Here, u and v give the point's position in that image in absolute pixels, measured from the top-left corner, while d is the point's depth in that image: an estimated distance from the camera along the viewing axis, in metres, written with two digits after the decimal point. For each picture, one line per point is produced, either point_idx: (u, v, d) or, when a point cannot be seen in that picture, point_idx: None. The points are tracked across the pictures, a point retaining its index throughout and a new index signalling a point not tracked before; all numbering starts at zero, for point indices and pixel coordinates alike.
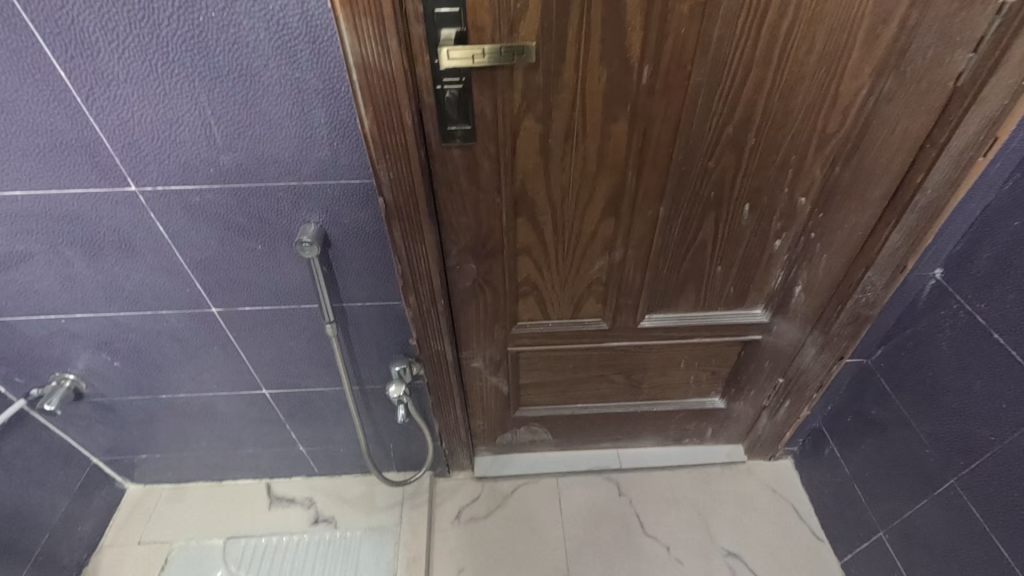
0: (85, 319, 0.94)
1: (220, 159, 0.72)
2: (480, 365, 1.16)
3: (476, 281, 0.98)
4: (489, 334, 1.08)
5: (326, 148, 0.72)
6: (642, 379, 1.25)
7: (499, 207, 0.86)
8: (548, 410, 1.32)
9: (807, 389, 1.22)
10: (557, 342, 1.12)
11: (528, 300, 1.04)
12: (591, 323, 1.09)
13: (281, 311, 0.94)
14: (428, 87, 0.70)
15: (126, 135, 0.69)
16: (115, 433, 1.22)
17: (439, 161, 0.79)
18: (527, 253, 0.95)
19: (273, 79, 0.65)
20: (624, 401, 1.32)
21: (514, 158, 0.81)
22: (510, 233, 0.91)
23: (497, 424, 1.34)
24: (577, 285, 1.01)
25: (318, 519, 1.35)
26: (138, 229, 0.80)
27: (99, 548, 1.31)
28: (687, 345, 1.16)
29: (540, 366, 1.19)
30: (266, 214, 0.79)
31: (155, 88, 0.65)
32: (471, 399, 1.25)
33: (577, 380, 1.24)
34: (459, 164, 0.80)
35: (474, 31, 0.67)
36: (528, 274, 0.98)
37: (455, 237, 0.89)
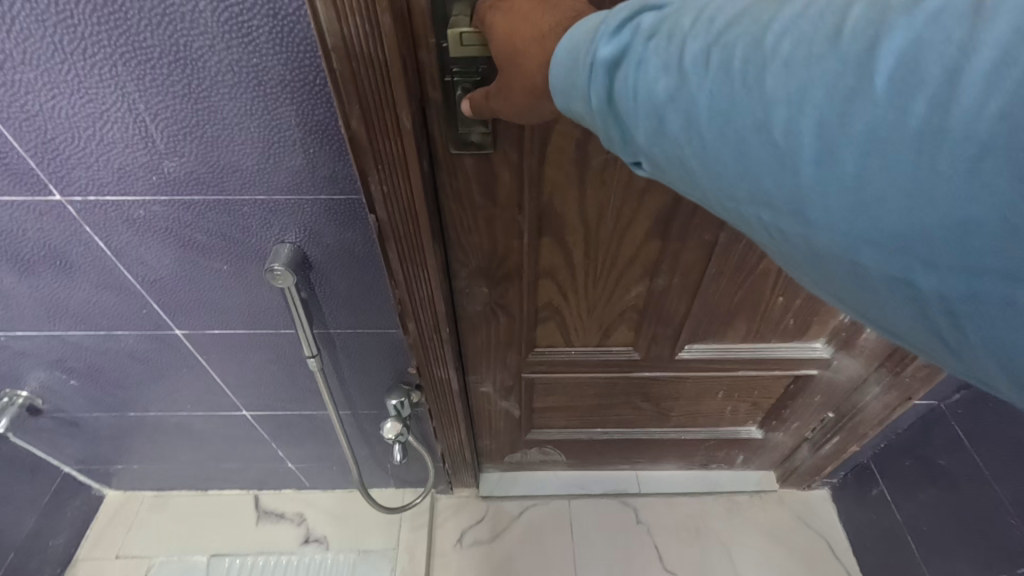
0: (29, 338, 0.80)
1: (164, 165, 0.56)
2: (489, 390, 1.02)
3: (488, 305, 0.83)
4: (501, 359, 0.94)
5: (300, 156, 0.55)
6: (672, 408, 1.11)
7: (520, 226, 0.70)
8: (562, 433, 1.19)
9: (861, 428, 1.07)
10: (578, 369, 0.97)
11: (548, 325, 0.89)
12: (620, 353, 0.94)
13: (257, 336, 0.80)
14: (434, 79, 0.54)
15: (38, 133, 0.53)
16: (84, 445, 1.10)
17: (447, 170, 0.63)
18: (550, 276, 0.79)
19: (222, 64, 0.48)
20: (649, 428, 1.18)
21: (541, 169, 0.64)
22: (532, 255, 0.75)
23: (507, 444, 1.22)
24: (607, 312, 0.86)
25: (309, 539, 1.25)
26: (73, 244, 0.65)
27: (75, 560, 1.23)
28: (727, 376, 1.01)
29: (558, 392, 1.06)
30: (229, 232, 0.63)
31: (64, 73, 0.48)
32: (478, 421, 1.12)
33: (598, 407, 1.10)
34: (472, 173, 0.64)
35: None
36: (550, 298, 0.83)
37: (464, 257, 0.74)
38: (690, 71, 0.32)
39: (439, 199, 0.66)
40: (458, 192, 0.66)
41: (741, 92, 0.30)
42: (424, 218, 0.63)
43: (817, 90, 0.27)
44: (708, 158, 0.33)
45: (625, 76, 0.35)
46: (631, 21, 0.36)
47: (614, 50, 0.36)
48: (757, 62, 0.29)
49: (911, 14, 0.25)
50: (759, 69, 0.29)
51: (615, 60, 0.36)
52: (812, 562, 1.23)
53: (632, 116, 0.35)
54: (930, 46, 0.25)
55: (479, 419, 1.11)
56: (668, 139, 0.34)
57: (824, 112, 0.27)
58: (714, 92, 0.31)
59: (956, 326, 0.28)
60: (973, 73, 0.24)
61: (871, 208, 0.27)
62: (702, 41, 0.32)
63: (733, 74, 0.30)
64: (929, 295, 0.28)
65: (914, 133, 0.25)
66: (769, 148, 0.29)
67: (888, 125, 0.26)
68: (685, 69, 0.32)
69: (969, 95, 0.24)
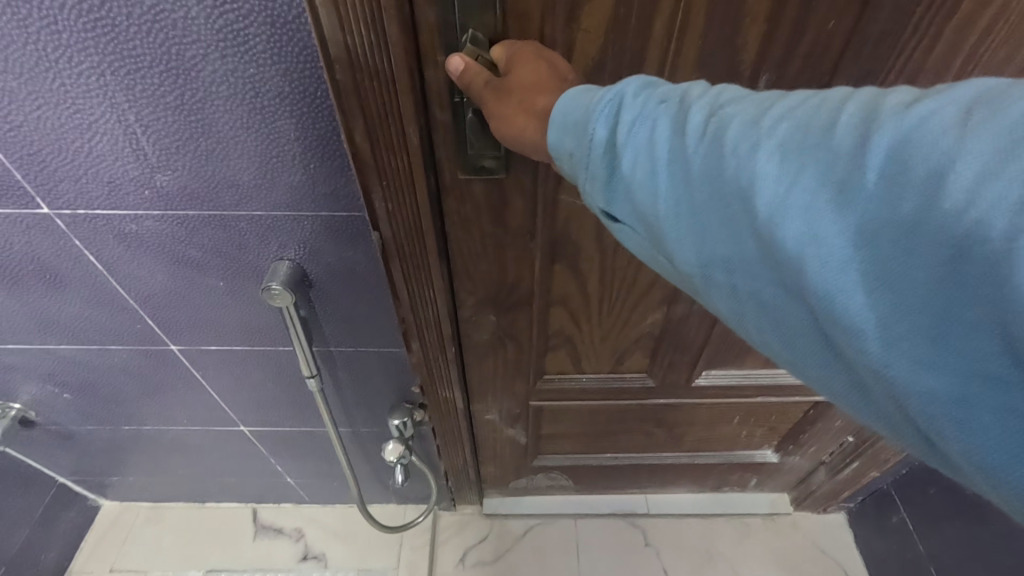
0: (20, 351, 0.77)
1: (156, 179, 0.53)
2: (494, 418, 0.99)
3: (496, 333, 0.80)
4: (509, 388, 0.91)
5: (299, 172, 0.52)
6: (685, 433, 1.08)
7: (532, 253, 0.68)
8: (570, 459, 1.15)
9: (881, 454, 1.04)
10: (589, 397, 0.96)
11: (558, 353, 0.86)
12: (633, 379, 0.92)
13: (256, 353, 0.77)
14: (443, 101, 0.51)
15: (22, 145, 0.50)
16: (78, 457, 1.07)
17: (455, 196, 0.60)
18: (563, 303, 0.77)
19: (217, 75, 0.45)
20: (660, 453, 1.15)
21: (556, 193, 0.62)
22: (544, 282, 0.72)
23: (512, 471, 1.18)
24: (620, 339, 0.84)
25: (307, 555, 1.21)
26: (63, 259, 0.62)
27: (67, 574, 1.19)
28: (745, 403, 0.99)
29: (568, 419, 1.02)
30: (226, 248, 0.60)
31: (49, 83, 0.45)
32: (482, 447, 1.09)
33: (609, 432, 1.07)
34: (481, 200, 0.61)
35: (514, 20, 0.48)
36: (561, 325, 0.81)
37: (471, 284, 0.71)
38: (684, 139, 0.33)
39: (446, 227, 0.63)
40: (467, 212, 0.62)
41: (729, 163, 0.31)
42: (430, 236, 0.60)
43: (806, 172, 0.28)
44: (692, 228, 0.33)
45: (616, 132, 0.36)
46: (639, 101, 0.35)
47: (610, 104, 0.36)
48: (751, 139, 0.30)
49: (904, 114, 0.27)
50: (749, 143, 0.30)
51: (613, 138, 0.36)
52: None
53: (625, 179, 0.35)
54: (921, 144, 0.26)
55: (484, 445, 1.08)
56: (652, 204, 0.34)
57: (810, 201, 0.28)
58: (711, 187, 0.31)
59: (937, 434, 0.27)
60: (960, 176, 0.25)
61: (857, 293, 0.27)
62: (705, 136, 0.32)
63: (724, 146, 0.31)
64: (911, 399, 0.27)
65: (907, 257, 0.26)
66: (755, 224, 0.30)
67: (887, 246, 0.26)
68: (680, 136, 0.33)
69: (956, 197, 0.24)
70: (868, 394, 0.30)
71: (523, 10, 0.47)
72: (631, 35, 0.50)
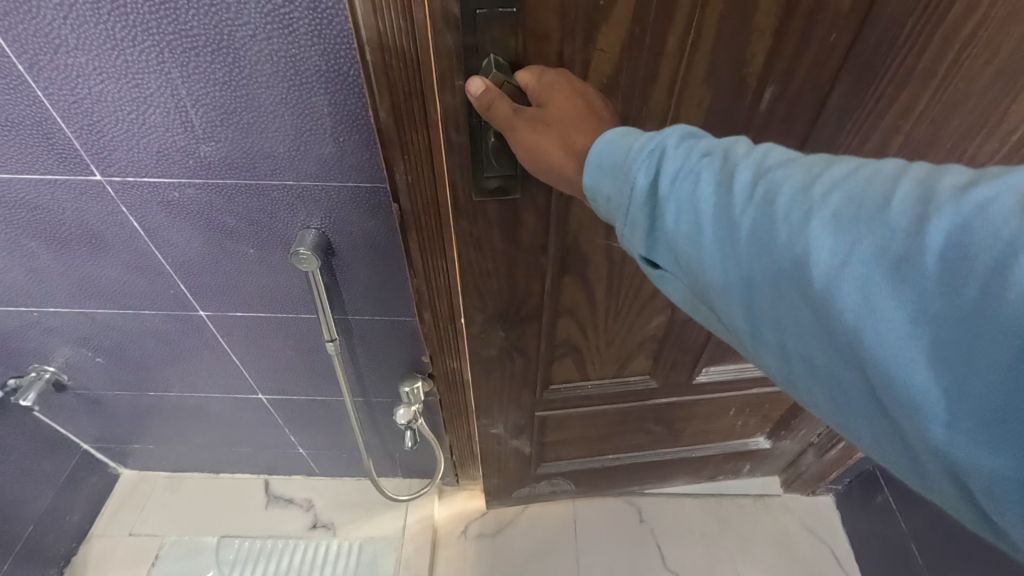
0: (61, 314, 0.83)
1: (201, 149, 0.58)
2: (500, 431, 1.05)
3: (504, 347, 0.85)
4: (514, 400, 0.97)
5: (329, 143, 0.58)
6: (684, 429, 1.13)
7: (543, 267, 0.73)
8: (572, 464, 1.20)
9: None
10: (592, 403, 1.01)
11: (564, 362, 0.92)
12: (637, 382, 0.98)
13: (278, 321, 0.82)
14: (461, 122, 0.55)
15: (84, 115, 0.56)
16: (103, 424, 1.13)
17: (468, 217, 0.65)
18: (570, 313, 0.82)
19: (263, 54, 0.50)
20: (660, 449, 1.19)
21: (568, 210, 0.67)
22: (553, 294, 0.78)
23: (515, 479, 1.22)
24: (624, 344, 0.89)
25: (317, 524, 1.27)
26: (108, 224, 0.68)
27: (88, 537, 1.25)
28: (740, 395, 1.05)
29: (571, 426, 1.07)
30: (258, 216, 0.66)
31: (113, 58, 0.51)
32: (488, 457, 1.13)
33: (611, 434, 1.12)
34: (494, 220, 0.65)
35: (533, 43, 0.51)
36: (569, 334, 0.86)
37: (482, 301, 0.76)
38: (730, 195, 0.34)
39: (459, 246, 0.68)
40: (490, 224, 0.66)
41: (781, 227, 0.32)
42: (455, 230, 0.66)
43: (862, 241, 0.29)
44: (742, 287, 0.35)
45: (658, 182, 0.37)
46: (686, 154, 0.37)
47: (652, 154, 0.38)
48: (801, 206, 0.32)
49: (963, 196, 0.28)
50: (800, 211, 0.32)
51: (654, 186, 0.38)
52: (814, 567, 1.24)
53: (665, 226, 0.37)
54: (985, 231, 0.27)
55: (490, 456, 1.12)
56: (697, 255, 0.36)
57: (867, 272, 0.29)
58: (759, 247, 0.33)
59: (995, 507, 0.29)
60: None
61: (920, 371, 0.29)
62: (756, 196, 0.33)
63: (776, 209, 0.32)
64: (964, 467, 0.29)
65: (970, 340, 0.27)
66: (808, 290, 0.31)
67: (950, 326, 0.27)
68: (727, 192, 0.35)
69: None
70: (921, 466, 0.32)
71: (542, 34, 0.50)
72: (645, 51, 0.53)
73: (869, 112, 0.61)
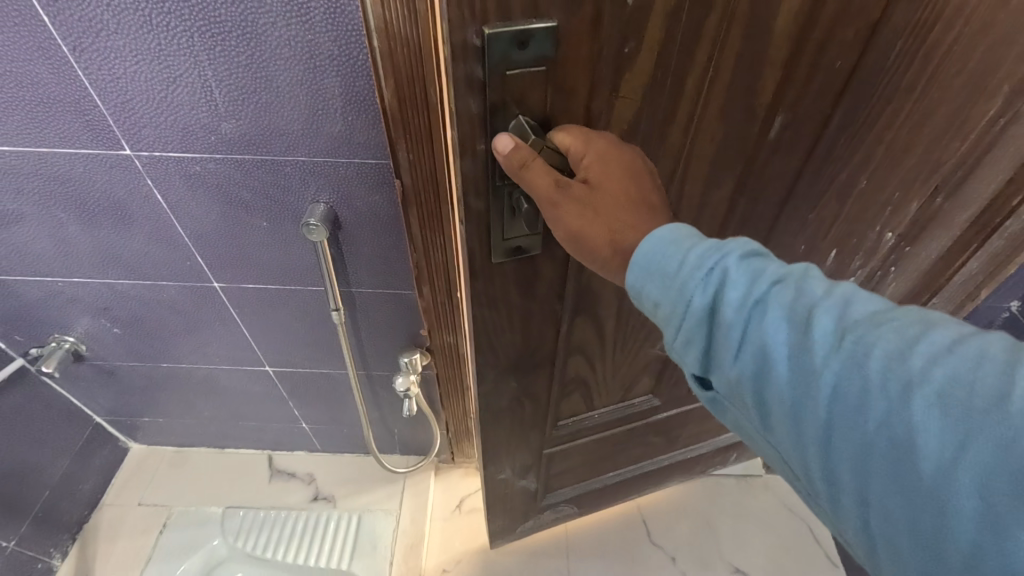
0: (83, 284, 0.89)
1: (222, 127, 0.65)
2: (507, 473, 1.04)
3: (515, 395, 0.85)
4: (523, 439, 0.97)
5: (339, 122, 0.64)
6: (679, 435, 1.18)
7: (558, 314, 0.73)
8: (576, 490, 1.20)
9: None
10: (598, 430, 1.04)
11: (574, 398, 0.93)
12: (641, 402, 1.02)
13: (287, 292, 0.88)
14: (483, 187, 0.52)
15: (118, 94, 0.62)
16: (116, 396, 1.19)
17: (486, 278, 0.62)
18: (581, 352, 0.83)
19: (282, 39, 0.56)
20: (658, 457, 1.22)
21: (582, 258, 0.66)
22: (566, 339, 0.79)
23: (519, 516, 1.19)
24: (629, 370, 0.92)
25: (318, 496, 1.33)
26: (134, 195, 0.74)
27: (100, 506, 1.30)
28: None
29: (576, 454, 1.08)
30: (271, 190, 0.72)
31: (148, 42, 0.57)
32: (494, 500, 1.11)
33: (614, 454, 1.14)
34: (511, 278, 0.64)
35: (561, 97, 0.48)
36: (578, 370, 0.87)
37: (495, 353, 0.75)
38: (812, 342, 0.35)
39: (476, 307, 0.65)
40: (508, 280, 0.63)
41: (868, 386, 0.33)
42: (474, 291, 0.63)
43: (963, 427, 0.30)
44: (820, 434, 0.35)
45: (731, 309, 0.38)
46: (764, 287, 0.38)
47: (724, 278, 0.39)
48: (891, 369, 0.32)
49: None
50: (891, 377, 0.32)
51: (726, 311, 0.39)
52: (791, 543, 1.30)
53: (736, 352, 0.38)
54: None
55: (496, 498, 1.10)
56: (775, 390, 0.37)
57: (985, 464, 0.29)
58: (841, 400, 0.34)
59: None
60: None
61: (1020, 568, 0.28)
62: (843, 351, 0.34)
63: (868, 376, 0.33)
64: None
65: None
66: (895, 454, 0.32)
67: None
68: (807, 338, 0.36)
69: None
70: None
71: (571, 89, 0.47)
72: (666, 94, 0.51)
73: (861, 129, 0.63)
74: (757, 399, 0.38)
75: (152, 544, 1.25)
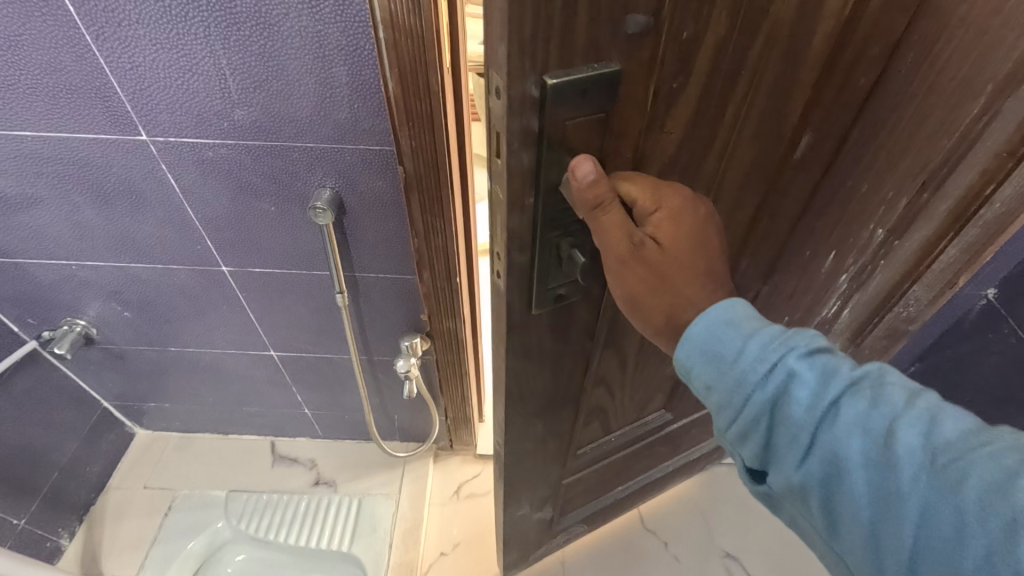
0: (97, 267, 0.92)
1: (234, 114, 0.68)
2: (525, 510, 1.01)
3: (538, 435, 0.83)
4: (543, 475, 0.94)
5: (346, 109, 0.67)
6: (682, 441, 1.20)
7: (586, 352, 0.72)
8: (588, 510, 1.19)
9: None
10: (613, 451, 1.04)
11: (593, 425, 0.92)
12: (655, 419, 1.04)
13: (293, 276, 0.92)
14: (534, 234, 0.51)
15: (137, 81, 0.65)
16: (124, 381, 1.22)
17: (524, 325, 0.61)
18: (604, 383, 0.83)
19: (293, 30, 0.60)
20: (663, 464, 1.24)
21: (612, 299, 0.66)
22: (592, 373, 0.78)
23: (532, 547, 1.16)
24: (645, 391, 0.93)
25: (319, 481, 1.36)
26: (148, 180, 0.77)
27: (106, 488, 1.33)
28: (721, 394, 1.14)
29: (590, 479, 1.07)
30: (280, 176, 0.75)
31: (167, 32, 0.60)
32: (511, 538, 1.07)
33: (624, 469, 1.13)
34: (547, 324, 0.63)
35: (612, 141, 0.48)
36: (599, 400, 0.86)
37: (523, 399, 0.73)
38: (891, 451, 0.39)
39: (512, 355, 0.64)
40: (544, 325, 0.62)
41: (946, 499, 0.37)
42: (514, 341, 0.62)
43: None
44: (902, 543, 0.38)
45: (807, 409, 0.43)
46: (840, 391, 0.42)
47: (799, 377, 0.43)
48: (972, 485, 0.36)
49: None
50: (971, 495, 0.36)
51: (799, 406, 0.43)
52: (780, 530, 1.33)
53: (810, 449, 0.43)
54: None
55: (513, 536, 1.07)
56: (852, 493, 0.41)
57: None
58: (922, 511, 0.37)
59: None
60: None
61: None
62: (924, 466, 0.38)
63: (953, 492, 0.37)
64: None
65: None
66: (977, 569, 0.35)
67: None
68: (887, 447, 0.40)
69: None
70: None
71: (623, 131, 0.48)
72: (707, 125, 0.53)
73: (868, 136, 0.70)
74: (835, 498, 0.42)
75: (157, 526, 1.28)
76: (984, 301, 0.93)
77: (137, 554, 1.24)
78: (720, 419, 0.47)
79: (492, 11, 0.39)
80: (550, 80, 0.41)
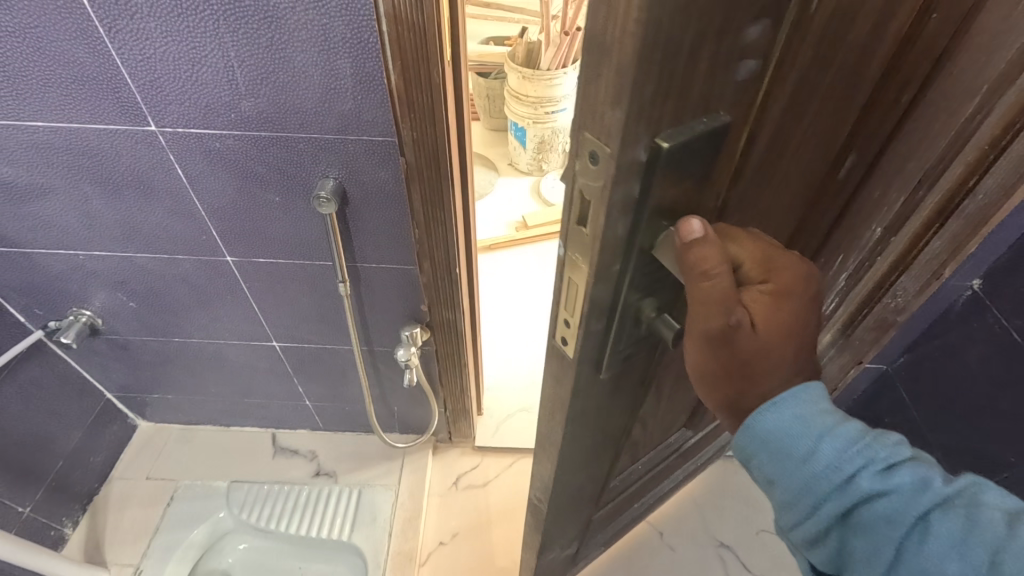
0: (104, 258, 0.94)
1: (241, 105, 0.70)
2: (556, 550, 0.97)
3: (582, 481, 0.79)
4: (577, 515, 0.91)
5: (349, 101, 0.69)
6: (694, 450, 1.20)
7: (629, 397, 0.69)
8: (609, 531, 1.17)
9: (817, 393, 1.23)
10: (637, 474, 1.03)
11: (624, 456, 0.90)
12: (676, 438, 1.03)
13: (295, 266, 0.94)
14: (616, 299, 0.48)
15: (148, 73, 0.67)
16: (128, 372, 1.24)
17: (585, 388, 0.56)
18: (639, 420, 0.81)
19: (299, 23, 0.62)
20: (675, 475, 1.24)
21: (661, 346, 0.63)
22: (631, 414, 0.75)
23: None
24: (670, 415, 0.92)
25: (320, 472, 1.38)
26: (156, 170, 0.79)
27: (108, 479, 1.35)
28: None
29: (614, 504, 1.05)
30: (285, 166, 0.77)
31: (178, 25, 0.63)
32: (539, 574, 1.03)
33: (643, 488, 1.12)
34: (604, 381, 0.59)
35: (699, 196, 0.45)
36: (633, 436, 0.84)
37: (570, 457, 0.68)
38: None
39: (567, 418, 0.59)
40: (602, 383, 0.58)
41: None
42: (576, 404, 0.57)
43: None
44: None
45: (890, 522, 0.46)
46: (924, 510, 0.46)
47: (882, 492, 0.47)
48: None
49: None
50: None
51: (882, 517, 0.47)
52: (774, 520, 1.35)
53: (889, 559, 0.47)
54: None
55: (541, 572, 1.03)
56: None
57: None
58: None
59: None
60: None
61: None
62: None
63: None
64: None
65: None
66: None
67: None
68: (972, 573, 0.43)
69: None
70: None
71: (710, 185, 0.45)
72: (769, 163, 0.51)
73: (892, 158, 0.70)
74: None
75: (159, 516, 1.30)
76: (971, 291, 0.94)
77: (140, 543, 1.26)
78: (787, 512, 0.51)
79: (606, 73, 0.33)
80: (664, 143, 0.37)
